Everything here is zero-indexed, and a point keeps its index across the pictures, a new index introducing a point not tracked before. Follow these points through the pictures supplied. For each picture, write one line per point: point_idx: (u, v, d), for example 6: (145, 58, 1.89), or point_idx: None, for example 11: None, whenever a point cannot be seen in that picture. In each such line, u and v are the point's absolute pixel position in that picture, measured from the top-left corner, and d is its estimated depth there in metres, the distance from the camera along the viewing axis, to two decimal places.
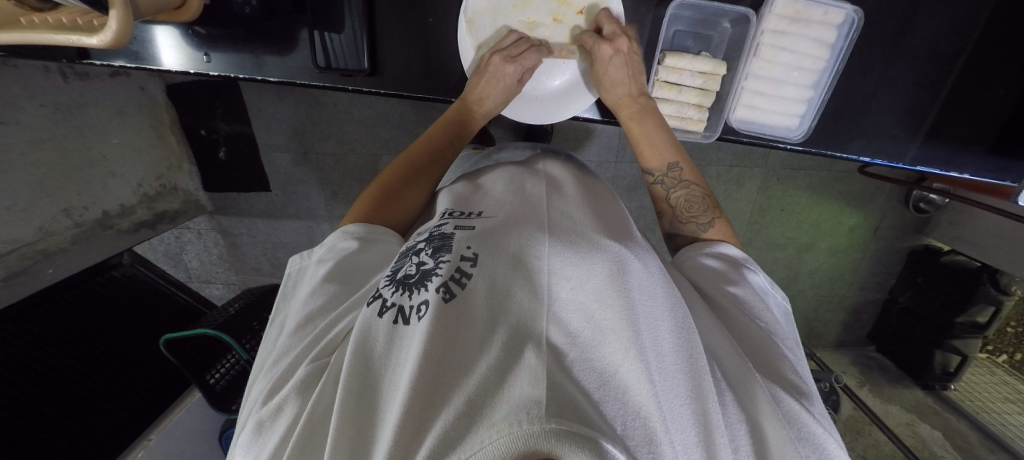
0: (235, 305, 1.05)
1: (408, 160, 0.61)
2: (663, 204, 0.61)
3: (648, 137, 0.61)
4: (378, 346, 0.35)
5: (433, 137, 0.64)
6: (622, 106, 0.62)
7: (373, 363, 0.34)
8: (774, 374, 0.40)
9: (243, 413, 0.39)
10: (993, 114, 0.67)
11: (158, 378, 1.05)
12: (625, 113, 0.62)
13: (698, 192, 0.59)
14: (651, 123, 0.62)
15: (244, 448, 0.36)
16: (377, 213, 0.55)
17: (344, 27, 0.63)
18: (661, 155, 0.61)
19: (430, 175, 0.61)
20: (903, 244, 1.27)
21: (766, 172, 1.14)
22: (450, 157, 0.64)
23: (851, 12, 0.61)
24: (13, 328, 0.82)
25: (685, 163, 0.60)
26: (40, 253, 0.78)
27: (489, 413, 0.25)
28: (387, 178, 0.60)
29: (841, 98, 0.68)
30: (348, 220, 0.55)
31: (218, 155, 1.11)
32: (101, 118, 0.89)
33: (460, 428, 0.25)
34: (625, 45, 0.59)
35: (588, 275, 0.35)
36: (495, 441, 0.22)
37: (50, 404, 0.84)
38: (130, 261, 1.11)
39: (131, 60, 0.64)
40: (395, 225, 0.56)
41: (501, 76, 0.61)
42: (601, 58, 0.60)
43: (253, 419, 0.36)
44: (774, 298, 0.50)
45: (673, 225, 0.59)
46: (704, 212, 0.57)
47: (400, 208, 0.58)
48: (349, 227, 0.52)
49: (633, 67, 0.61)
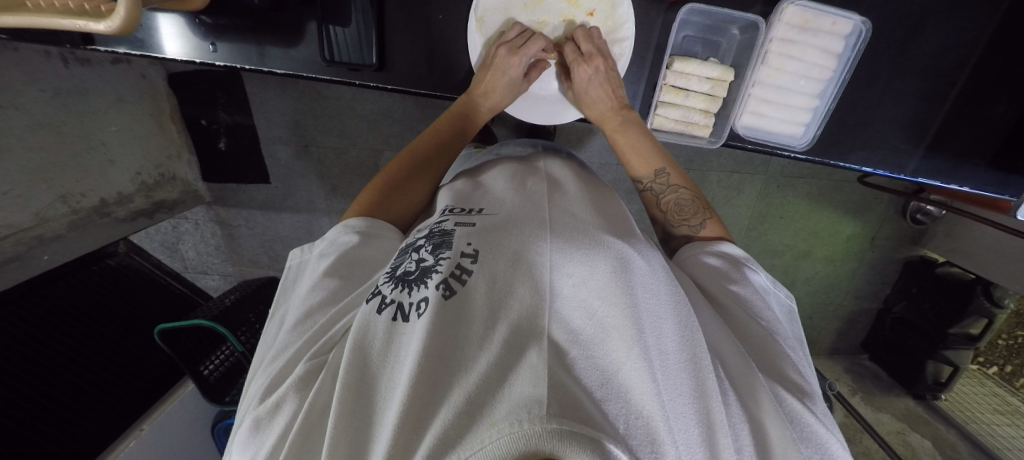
0: (231, 296, 1.04)
1: (411, 154, 0.61)
2: (655, 211, 0.60)
3: (634, 145, 0.62)
4: (377, 342, 0.35)
5: (436, 132, 0.63)
6: (606, 122, 0.64)
7: (372, 360, 0.34)
8: (777, 374, 0.40)
9: (241, 410, 0.39)
10: (994, 128, 0.68)
11: (153, 369, 1.04)
12: (609, 127, 0.63)
13: (688, 194, 0.58)
14: (636, 133, 0.62)
15: (242, 445, 0.35)
16: (378, 208, 0.55)
17: (351, 20, 0.63)
18: (648, 164, 0.60)
19: (433, 170, 0.61)
20: (900, 255, 1.28)
21: (766, 179, 1.14)
22: (452, 153, 0.64)
23: (859, 22, 0.61)
24: (10, 315, 0.83)
25: (672, 167, 0.60)
26: (36, 239, 0.77)
27: (489, 412, 0.25)
28: (389, 172, 0.59)
29: (845, 108, 0.68)
30: (350, 214, 0.55)
31: (218, 145, 1.11)
32: (100, 104, 0.88)
33: (460, 427, 0.25)
34: (602, 64, 0.60)
35: (590, 272, 0.35)
36: (496, 441, 0.22)
37: (42, 392, 0.83)
38: (125, 250, 1.12)
39: (134, 47, 0.64)
40: (396, 220, 0.56)
41: (508, 66, 0.60)
42: (580, 78, 0.62)
43: (250, 418, 0.36)
44: (775, 296, 0.50)
45: (666, 230, 0.59)
46: (695, 214, 0.57)
47: (401, 204, 0.57)
48: (351, 221, 0.52)
49: (612, 83, 0.62)
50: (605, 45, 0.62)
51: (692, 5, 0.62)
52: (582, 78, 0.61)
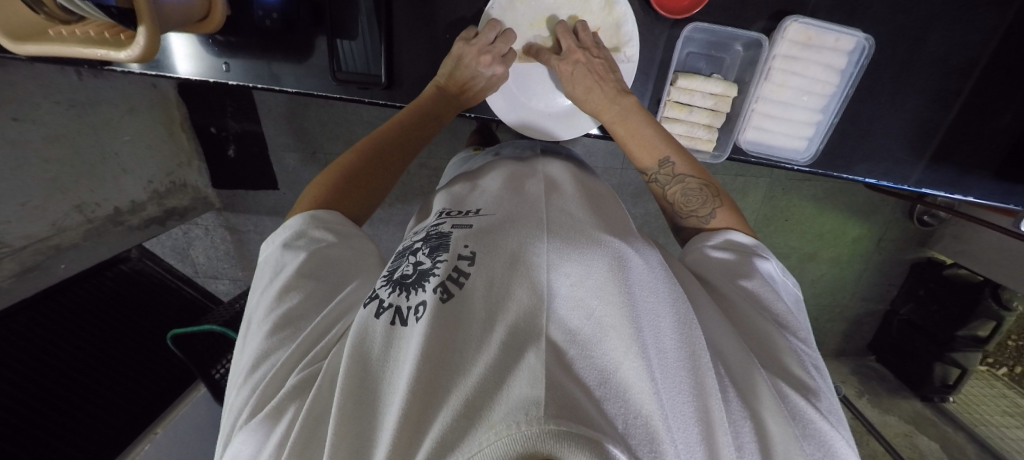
0: (242, 300, 1.06)
1: (369, 145, 0.60)
2: (662, 202, 0.61)
3: (637, 134, 0.59)
4: (376, 347, 0.36)
5: (400, 122, 0.62)
6: (605, 111, 0.60)
7: (371, 364, 0.35)
8: (780, 369, 0.41)
9: (227, 421, 0.40)
10: (998, 139, 0.68)
11: (166, 372, 1.05)
12: (607, 117, 0.60)
13: (697, 182, 0.58)
14: (638, 120, 0.60)
15: (234, 455, 0.36)
16: (339, 201, 0.55)
17: (358, 35, 0.64)
18: (654, 153, 0.59)
19: (391, 163, 0.61)
20: (907, 257, 1.27)
21: (771, 182, 1.14)
22: (410, 147, 0.63)
23: (862, 39, 0.62)
24: (14, 325, 0.84)
25: (678, 155, 0.58)
26: (54, 248, 0.79)
27: (488, 415, 0.26)
28: (347, 162, 0.58)
29: (848, 121, 0.68)
30: (305, 205, 0.55)
31: (227, 153, 1.12)
32: (113, 115, 0.90)
33: (459, 430, 0.26)
34: (583, 58, 0.60)
35: (587, 272, 0.36)
36: (494, 443, 0.23)
37: (56, 396, 0.85)
38: (138, 256, 1.14)
39: (150, 67, 0.66)
40: (354, 211, 0.57)
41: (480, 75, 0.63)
42: (566, 74, 0.61)
43: (243, 428, 0.37)
44: (784, 286, 0.51)
45: (677, 219, 0.60)
46: (704, 204, 0.57)
47: (362, 199, 0.58)
48: (319, 213, 0.52)
49: (598, 72, 0.60)
50: (592, 38, 0.62)
51: (696, 23, 0.63)
52: (564, 74, 0.61)
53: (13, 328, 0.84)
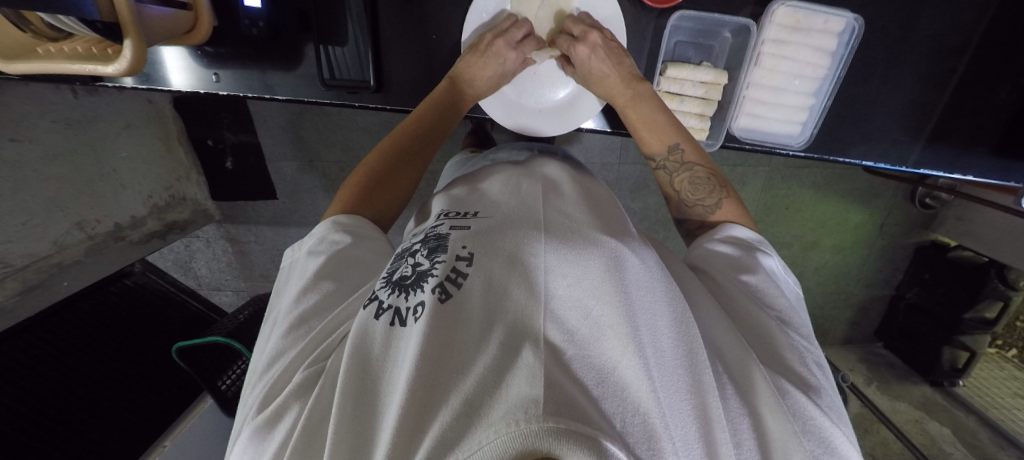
0: (245, 311, 1.05)
1: (387, 150, 0.60)
2: (669, 190, 0.61)
3: (647, 118, 0.61)
4: (376, 347, 0.35)
5: (418, 119, 0.62)
6: (616, 98, 0.63)
7: (371, 363, 0.35)
8: (781, 367, 0.40)
9: (239, 418, 0.40)
10: (996, 115, 0.67)
11: (173, 385, 1.05)
12: (621, 102, 0.62)
13: (703, 172, 0.58)
14: (648, 106, 0.61)
15: (240, 453, 0.36)
16: (362, 206, 0.55)
17: (347, 40, 0.64)
18: (663, 139, 0.60)
19: (409, 167, 0.60)
20: (910, 241, 1.26)
21: (769, 172, 1.13)
22: (426, 149, 0.62)
23: (851, 19, 0.62)
24: (20, 343, 0.83)
25: (687, 143, 0.60)
26: (55, 266, 0.80)
27: (488, 413, 0.25)
28: (365, 170, 0.59)
29: (842, 104, 0.68)
30: (333, 211, 0.55)
31: (225, 165, 1.12)
32: (110, 132, 0.91)
33: (459, 428, 0.25)
34: (599, 38, 0.60)
35: (583, 273, 0.35)
36: (494, 441, 0.23)
37: (68, 414, 0.85)
38: (141, 269, 1.12)
39: (143, 80, 0.66)
40: (379, 217, 0.57)
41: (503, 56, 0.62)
42: (580, 58, 0.61)
43: (249, 425, 0.37)
44: (785, 282, 0.50)
45: (681, 209, 0.60)
46: (710, 194, 0.57)
47: (382, 202, 0.57)
48: (341, 219, 0.53)
49: (613, 56, 0.61)
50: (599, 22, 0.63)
51: (682, 12, 0.63)
52: (581, 57, 0.61)
53: (17, 345, 0.83)
